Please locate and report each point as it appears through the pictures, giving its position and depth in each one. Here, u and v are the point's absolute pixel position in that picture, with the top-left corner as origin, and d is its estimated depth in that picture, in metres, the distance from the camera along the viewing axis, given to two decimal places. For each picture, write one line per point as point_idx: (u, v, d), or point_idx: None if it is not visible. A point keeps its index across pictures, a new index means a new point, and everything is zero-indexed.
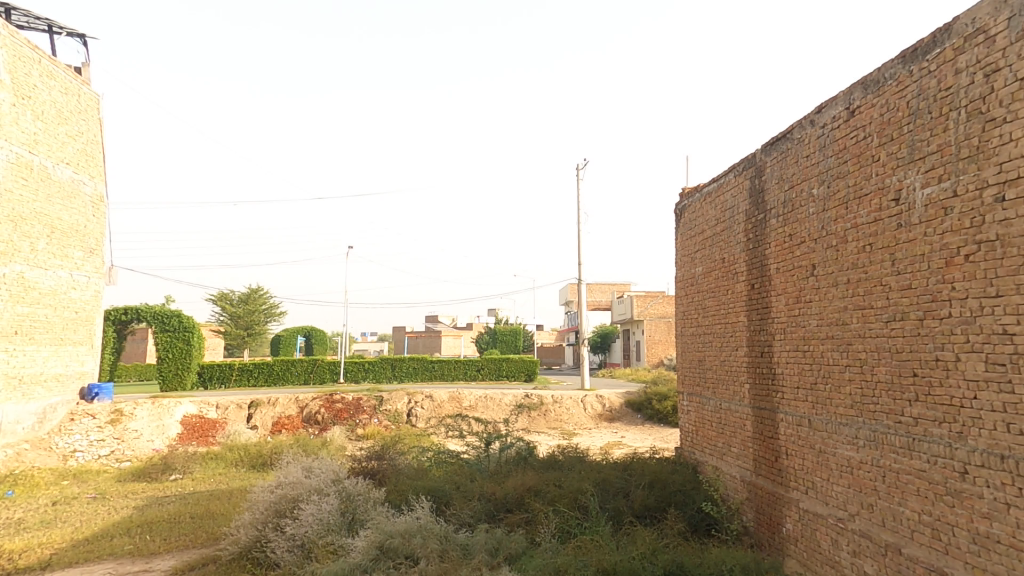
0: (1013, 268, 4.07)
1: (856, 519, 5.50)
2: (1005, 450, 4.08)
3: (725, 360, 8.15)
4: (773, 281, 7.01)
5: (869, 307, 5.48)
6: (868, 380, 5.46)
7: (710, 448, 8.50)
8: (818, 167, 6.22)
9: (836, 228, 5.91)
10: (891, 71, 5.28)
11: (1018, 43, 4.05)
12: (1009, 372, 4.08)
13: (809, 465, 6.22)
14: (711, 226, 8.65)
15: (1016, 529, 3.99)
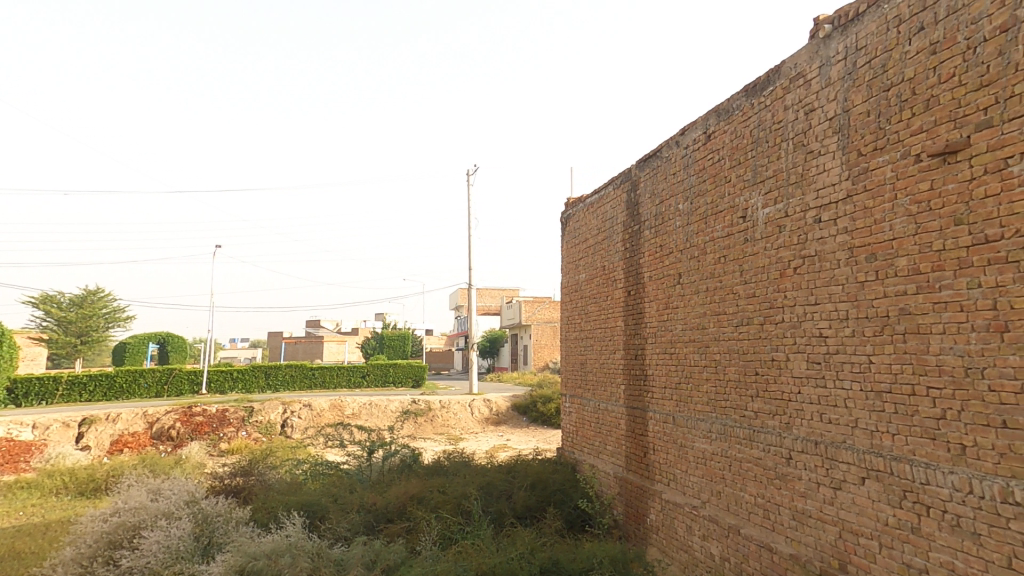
0: (827, 280, 4.88)
1: (707, 505, 6.08)
2: (820, 437, 4.87)
3: (604, 363, 8.59)
4: (646, 288, 7.52)
5: (722, 312, 6.09)
6: (720, 378, 6.06)
7: (588, 447, 8.91)
8: (682, 185, 6.79)
9: (697, 240, 6.49)
10: (737, 102, 5.94)
11: (827, 89, 4.87)
12: (823, 369, 4.88)
13: (671, 459, 6.75)
14: (593, 235, 9.11)
15: (824, 504, 4.78)
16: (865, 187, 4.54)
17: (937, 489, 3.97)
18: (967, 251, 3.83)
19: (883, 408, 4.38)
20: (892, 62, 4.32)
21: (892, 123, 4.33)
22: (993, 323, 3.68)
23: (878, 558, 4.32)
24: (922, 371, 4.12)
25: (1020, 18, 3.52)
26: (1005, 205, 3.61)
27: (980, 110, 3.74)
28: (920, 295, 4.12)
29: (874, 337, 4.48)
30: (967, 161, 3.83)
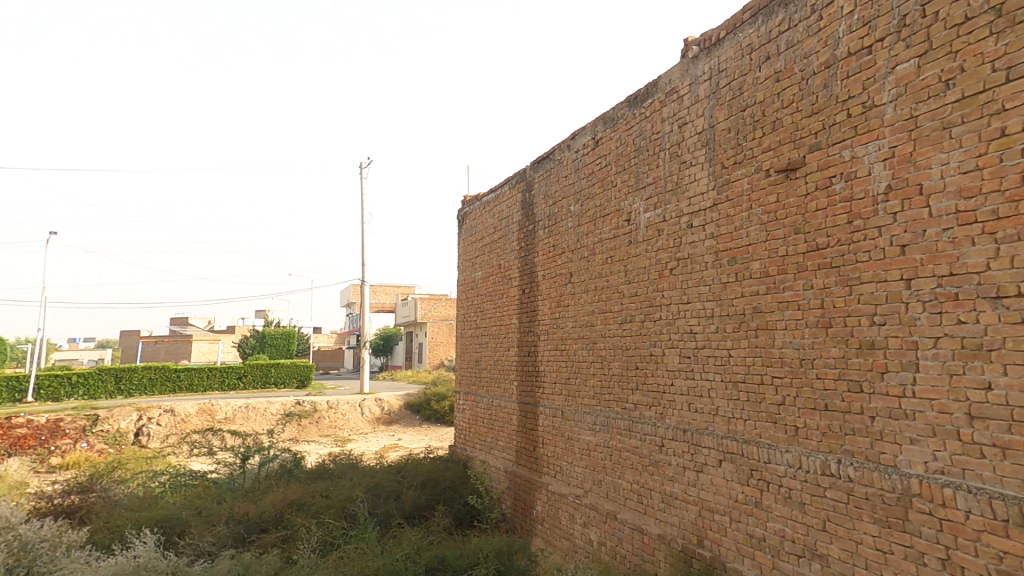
0: (696, 281, 5.32)
1: (589, 494, 6.39)
2: (687, 425, 5.29)
3: (499, 360, 8.70)
4: (540, 287, 7.72)
5: (608, 310, 6.42)
6: (605, 373, 6.39)
7: (480, 444, 8.99)
8: (574, 187, 7.07)
9: (587, 241, 6.78)
10: (621, 111, 6.31)
11: (696, 105, 5.32)
12: (692, 362, 5.31)
13: (559, 451, 7.00)
14: (490, 233, 9.19)
15: (688, 486, 5.20)
16: (727, 197, 5.02)
17: (776, 466, 4.50)
18: (803, 257, 4.44)
19: (738, 397, 4.86)
20: (747, 85, 4.83)
21: (747, 140, 4.83)
22: (821, 320, 4.33)
23: (728, 532, 4.80)
24: (768, 363, 4.66)
25: (838, 57, 4.14)
26: (829, 218, 4.27)
27: (813, 134, 4.34)
28: (769, 295, 4.67)
29: (732, 332, 4.97)
30: (803, 178, 4.43)
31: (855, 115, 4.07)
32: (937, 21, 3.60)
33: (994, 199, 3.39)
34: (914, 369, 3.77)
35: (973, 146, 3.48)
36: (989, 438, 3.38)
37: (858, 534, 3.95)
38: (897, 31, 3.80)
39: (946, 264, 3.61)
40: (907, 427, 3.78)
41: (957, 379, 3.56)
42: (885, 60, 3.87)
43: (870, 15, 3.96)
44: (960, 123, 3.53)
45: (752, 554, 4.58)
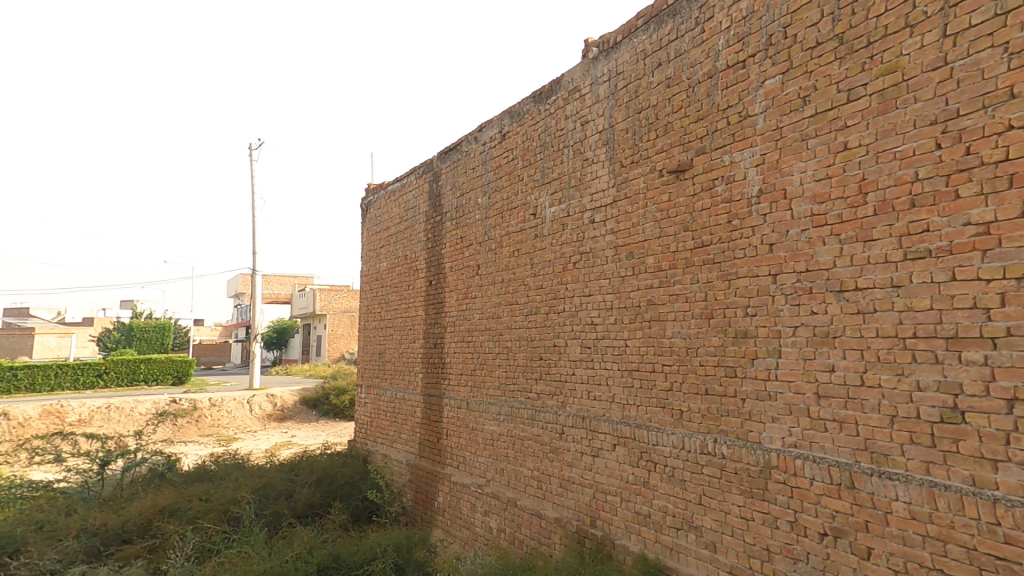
0: (597, 274, 5.53)
1: (491, 483, 6.46)
2: (586, 412, 5.50)
3: (404, 353, 8.50)
4: (447, 278, 7.64)
5: (515, 302, 6.49)
6: (510, 364, 6.47)
7: (381, 437, 8.78)
8: (481, 179, 7.07)
9: (495, 233, 6.81)
10: (527, 106, 6.41)
11: (596, 105, 5.53)
12: (592, 352, 5.52)
13: (462, 442, 7.00)
14: (395, 223, 8.99)
15: (585, 470, 5.41)
16: (626, 195, 5.26)
17: (663, 447, 4.81)
18: (691, 253, 4.77)
19: (632, 384, 5.13)
20: (641, 89, 5.09)
21: (643, 141, 5.09)
22: (704, 311, 4.68)
23: (618, 511, 5.07)
24: (659, 352, 4.96)
25: (719, 68, 4.50)
26: (712, 218, 4.62)
27: (699, 138, 4.67)
28: (661, 289, 4.96)
29: (629, 323, 5.22)
30: (690, 179, 4.75)
31: (733, 124, 4.44)
32: (795, 43, 4.04)
33: (839, 205, 3.90)
34: (777, 355, 4.22)
35: (823, 157, 3.97)
36: (832, 413, 3.90)
37: (728, 505, 4.33)
38: (765, 48, 4.20)
39: (804, 262, 4.08)
40: (770, 407, 4.23)
41: (810, 363, 4.04)
42: (756, 75, 4.27)
43: (742, 33, 4.34)
44: (814, 136, 4.01)
45: (638, 530, 4.88)
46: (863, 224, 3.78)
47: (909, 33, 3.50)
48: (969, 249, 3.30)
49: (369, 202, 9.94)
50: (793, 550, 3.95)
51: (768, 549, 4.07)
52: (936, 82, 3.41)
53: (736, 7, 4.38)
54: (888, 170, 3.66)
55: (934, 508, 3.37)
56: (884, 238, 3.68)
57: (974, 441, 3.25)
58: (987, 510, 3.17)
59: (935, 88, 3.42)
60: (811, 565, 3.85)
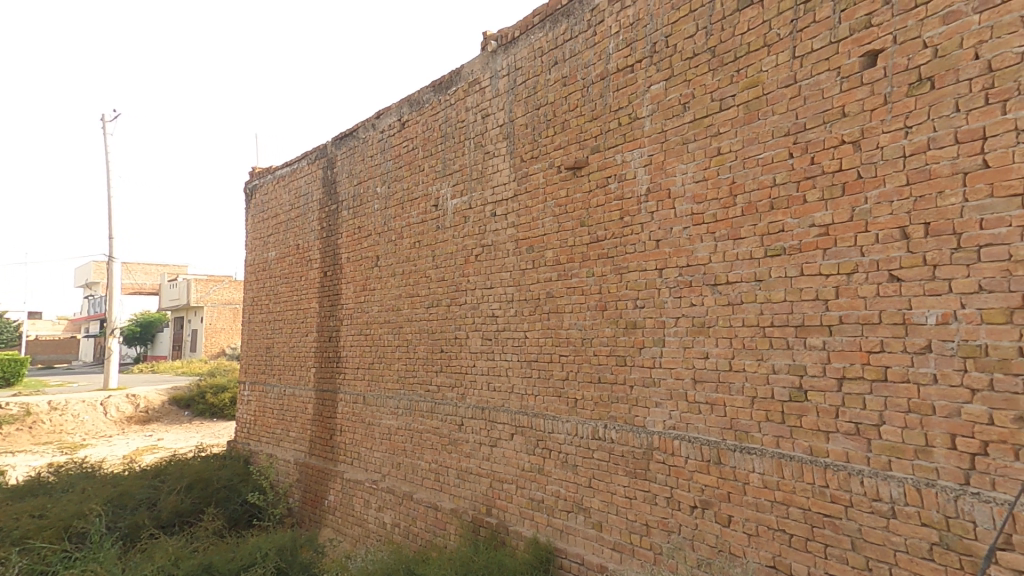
0: (499, 266, 5.59)
1: (387, 477, 6.40)
2: (486, 403, 5.57)
3: (294, 347, 8.11)
4: (344, 269, 7.38)
5: (416, 295, 6.40)
6: (410, 356, 6.39)
7: (268, 436, 8.39)
8: (380, 168, 6.91)
9: (395, 224, 6.67)
10: (426, 96, 6.37)
11: (496, 98, 5.60)
12: (493, 343, 5.60)
13: (358, 438, 6.85)
14: (285, 210, 8.57)
15: (482, 460, 5.49)
16: (526, 189, 5.37)
17: (558, 435, 4.99)
18: (587, 248, 4.97)
19: (531, 374, 5.27)
20: (539, 85, 5.22)
21: (542, 137, 5.22)
22: (598, 303, 4.90)
23: (513, 498, 5.21)
24: (557, 343, 5.13)
25: (610, 71, 4.72)
26: (605, 214, 4.84)
27: (593, 137, 4.87)
28: (559, 282, 5.12)
29: (529, 315, 5.34)
30: (586, 176, 4.94)
31: (623, 124, 4.68)
32: (676, 53, 4.34)
33: (714, 205, 4.25)
34: (661, 344, 4.52)
35: (701, 161, 4.30)
36: (705, 396, 4.25)
37: (614, 486, 4.60)
38: (650, 55, 4.48)
39: (685, 257, 4.40)
40: (653, 393, 4.53)
41: (688, 351, 4.37)
42: (643, 80, 4.53)
43: (630, 39, 4.59)
44: (693, 140, 4.32)
45: (531, 515, 5.05)
46: (732, 223, 4.14)
47: (767, 52, 3.91)
48: (815, 248, 3.74)
49: (258, 186, 9.31)
50: (669, 523, 4.29)
51: (647, 524, 4.37)
52: (788, 98, 3.83)
53: (624, 13, 4.62)
54: (752, 175, 4.04)
55: (780, 477, 3.81)
56: (749, 237, 4.06)
57: (813, 416, 3.71)
58: (820, 475, 3.65)
59: (787, 103, 3.84)
60: (682, 535, 4.20)
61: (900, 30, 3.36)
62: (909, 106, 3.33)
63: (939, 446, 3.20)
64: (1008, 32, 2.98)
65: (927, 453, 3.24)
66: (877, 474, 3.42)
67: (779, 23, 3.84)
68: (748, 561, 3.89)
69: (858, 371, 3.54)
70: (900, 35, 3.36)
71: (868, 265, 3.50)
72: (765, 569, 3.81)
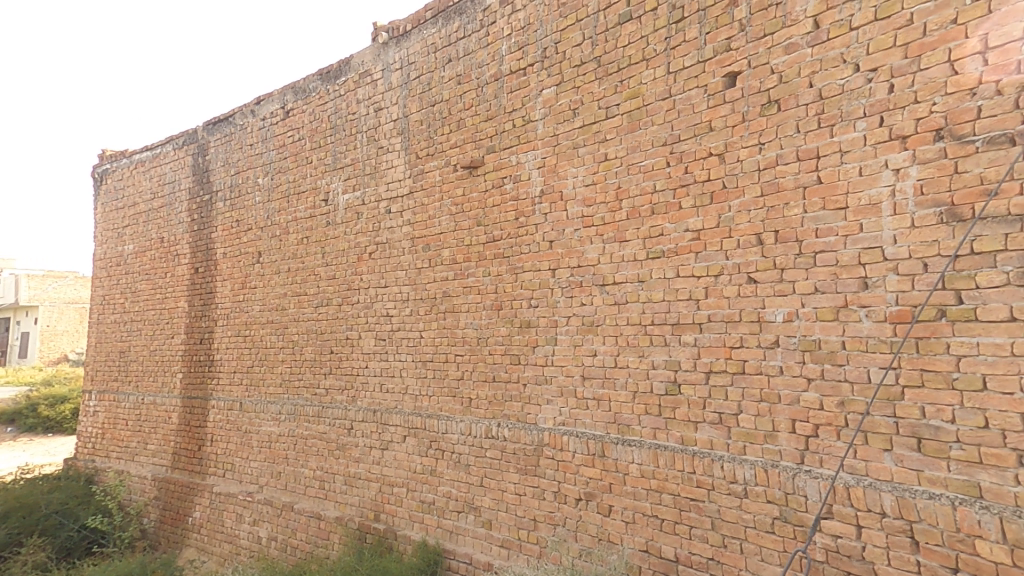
0: (394, 264, 5.45)
1: (264, 489, 6.09)
2: (378, 405, 5.42)
3: (156, 350, 7.43)
4: (219, 265, 6.86)
5: (303, 293, 6.07)
6: (296, 358, 6.06)
7: (118, 452, 7.68)
8: (261, 158, 6.53)
9: (279, 218, 6.31)
10: (312, 84, 6.12)
11: (389, 92, 5.48)
12: (387, 344, 5.44)
13: (232, 447, 6.45)
14: (145, 199, 7.85)
15: (371, 465, 5.36)
16: (422, 187, 5.28)
17: (451, 435, 4.97)
18: (483, 247, 4.98)
19: (426, 374, 5.19)
20: (433, 81, 5.18)
21: (438, 135, 5.17)
22: (495, 303, 4.93)
23: (403, 502, 5.12)
24: (453, 342, 5.09)
25: (503, 72, 4.78)
26: (501, 214, 4.89)
27: (489, 137, 4.90)
28: (455, 281, 5.10)
29: (425, 315, 5.26)
30: (482, 176, 4.95)
31: (517, 126, 4.75)
32: (565, 59, 4.49)
33: (602, 208, 4.43)
34: (554, 343, 4.64)
35: (590, 165, 4.46)
36: (592, 392, 4.42)
37: (505, 483, 4.66)
38: (540, 60, 4.59)
39: (576, 258, 4.55)
40: (545, 390, 4.63)
41: (578, 349, 4.52)
42: (534, 84, 4.64)
43: (521, 42, 4.68)
44: (583, 145, 4.48)
45: (421, 518, 4.99)
46: (619, 227, 4.34)
47: (645, 66, 4.15)
48: (688, 251, 4.02)
49: (115, 170, 8.33)
50: (555, 516, 4.41)
51: (535, 519, 4.47)
52: (665, 110, 4.09)
53: (515, 17, 4.71)
54: (636, 181, 4.26)
55: (655, 466, 4.06)
56: (634, 239, 4.28)
57: (685, 408, 3.99)
58: (688, 462, 3.93)
59: (664, 115, 4.09)
60: (567, 527, 4.35)
61: (752, 56, 3.71)
62: (761, 125, 3.68)
63: (783, 430, 3.57)
64: (833, 66, 3.40)
65: (773, 437, 3.60)
66: (734, 458, 3.75)
67: (655, 39, 4.09)
68: (625, 547, 4.10)
69: (722, 365, 3.85)
70: (753, 60, 3.71)
71: (731, 268, 3.82)
72: (639, 553, 4.04)
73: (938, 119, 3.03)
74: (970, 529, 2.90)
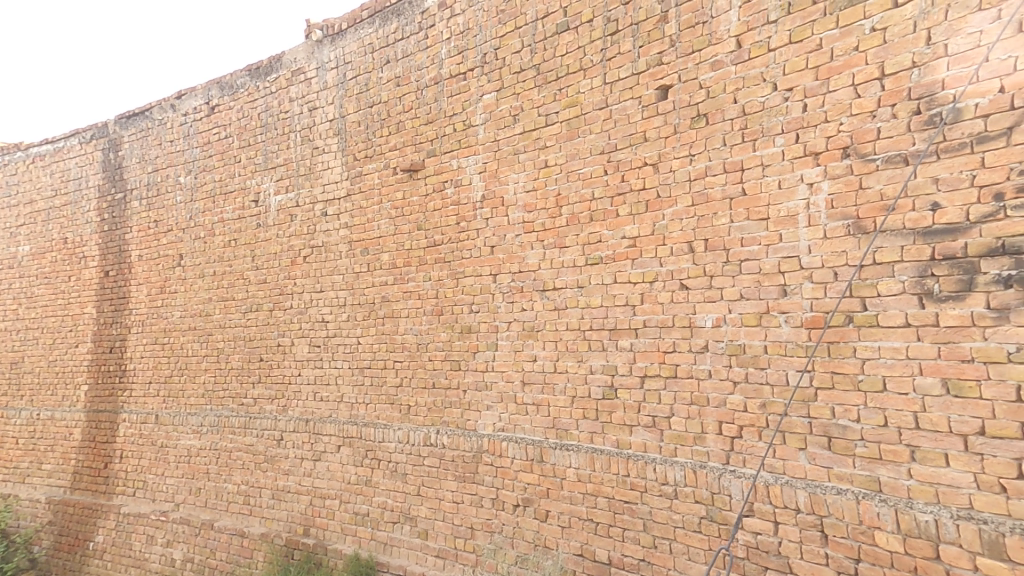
0: (330, 268, 5.28)
1: (180, 507, 5.84)
2: (311, 414, 5.24)
3: (57, 361, 6.95)
4: (133, 269, 6.48)
5: (230, 298, 5.79)
6: (221, 367, 5.78)
7: (9, 472, 7.17)
8: (183, 156, 6.20)
9: (204, 219, 6.00)
10: (240, 80, 5.88)
11: (324, 92, 5.34)
12: (322, 351, 5.26)
13: (145, 463, 6.17)
14: (46, 196, 7.27)
15: (302, 477, 5.19)
16: (360, 189, 5.16)
17: (388, 443, 4.86)
18: (424, 251, 4.91)
19: (363, 382, 5.05)
20: (371, 82, 5.09)
21: (376, 137, 5.07)
22: (435, 308, 4.86)
23: (335, 515, 4.98)
24: (392, 348, 4.98)
25: (443, 76, 4.75)
26: (442, 218, 4.83)
27: (429, 140, 4.84)
28: (395, 285, 4.99)
29: (363, 320, 5.12)
30: (423, 180, 4.89)
31: (458, 130, 4.72)
32: (504, 65, 4.50)
33: (543, 214, 4.45)
34: (495, 348, 4.61)
35: (531, 171, 4.48)
36: (532, 397, 4.42)
37: (442, 492, 4.60)
38: (480, 65, 4.59)
39: (517, 264, 4.55)
40: (485, 396, 4.60)
41: (519, 354, 4.52)
42: (475, 88, 4.63)
43: (461, 46, 4.67)
44: (523, 151, 4.50)
45: (354, 531, 4.86)
46: (559, 233, 4.38)
47: (583, 76, 4.22)
48: (625, 257, 4.10)
49: (8, 162, 7.63)
50: (492, 524, 4.39)
51: (472, 527, 4.44)
52: (602, 119, 4.17)
53: (454, 21, 4.69)
54: (575, 188, 4.31)
55: (592, 470, 4.11)
56: (573, 246, 4.33)
57: (620, 411, 4.06)
58: (623, 465, 4.00)
59: (601, 124, 4.17)
60: (503, 534, 4.33)
61: (682, 71, 3.84)
62: (691, 137, 3.82)
63: (711, 432, 3.69)
64: (754, 84, 3.57)
65: (702, 439, 3.72)
66: (665, 460, 3.85)
67: (591, 50, 4.17)
68: (560, 551, 4.13)
69: (656, 369, 3.95)
70: (683, 75, 3.84)
71: (665, 275, 3.93)
72: (573, 557, 4.08)
73: (845, 138, 3.24)
74: (871, 521, 3.09)
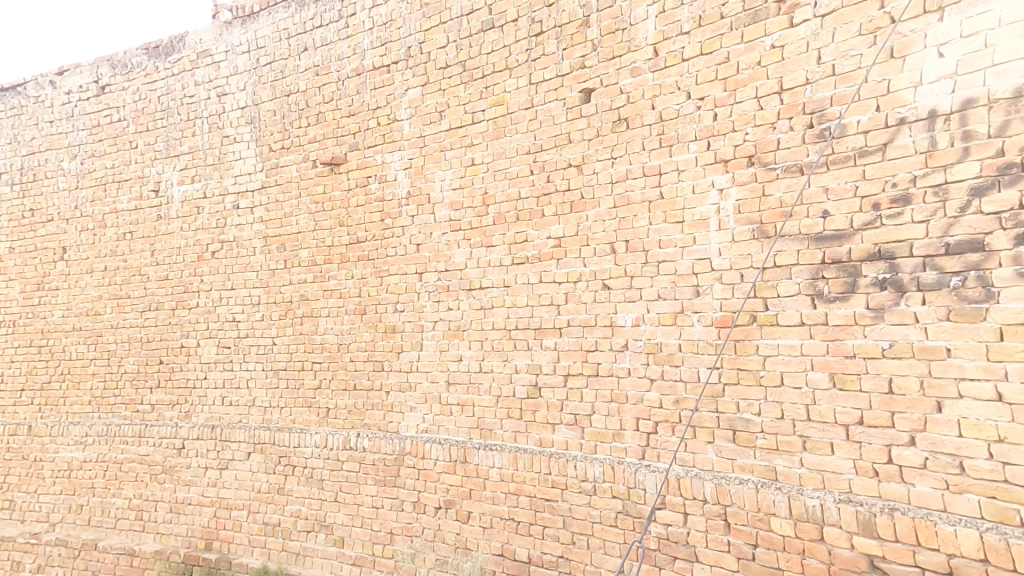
0: (241, 265, 4.97)
1: (56, 527, 5.31)
2: (218, 420, 4.93)
3: None
4: (3, 263, 5.81)
5: (124, 296, 5.32)
6: (112, 371, 5.31)
7: None
8: (67, 139, 5.63)
9: (93, 210, 5.48)
10: (136, 59, 5.42)
11: (234, 77, 5.03)
12: (231, 353, 4.95)
13: (16, 479, 5.58)
14: None
15: (206, 487, 4.87)
16: (276, 181, 4.89)
17: (304, 449, 4.65)
18: (346, 248, 4.72)
19: (276, 385, 4.80)
20: (288, 69, 4.84)
21: (294, 127, 4.83)
22: (357, 307, 4.69)
23: (243, 526, 4.71)
24: (310, 349, 4.76)
25: (366, 68, 4.60)
26: (365, 214, 4.67)
27: (351, 134, 4.67)
28: (315, 283, 4.78)
29: (278, 320, 4.86)
30: (345, 174, 4.70)
31: (381, 124, 4.58)
32: (429, 60, 4.42)
33: (469, 213, 4.40)
34: (419, 348, 4.51)
35: (457, 169, 4.42)
36: (456, 398, 4.36)
37: (361, 497, 4.46)
38: (405, 58, 4.48)
39: (442, 262, 4.47)
40: (409, 397, 4.49)
41: (444, 354, 4.44)
42: (399, 82, 4.51)
43: (384, 38, 4.53)
44: (449, 148, 4.42)
45: (263, 542, 4.62)
46: (485, 231, 4.35)
47: (508, 75, 4.21)
48: (550, 257, 4.13)
49: None
50: (412, 527, 4.30)
51: (391, 532, 4.33)
52: (528, 119, 4.17)
53: (377, 11, 4.55)
54: (502, 187, 4.29)
55: (514, 469, 4.11)
56: (499, 245, 4.31)
57: (544, 410, 4.09)
58: (544, 463, 4.03)
59: (527, 124, 4.18)
60: (423, 538, 4.25)
61: (604, 75, 3.92)
62: (612, 141, 3.90)
63: (628, 428, 3.79)
64: (669, 91, 3.69)
65: (620, 435, 3.81)
66: (585, 457, 3.91)
67: (517, 50, 4.17)
68: (479, 552, 4.10)
69: (579, 367, 4.00)
70: (604, 79, 3.92)
71: (588, 275, 3.99)
72: (493, 558, 4.06)
73: (750, 147, 3.41)
74: (767, 508, 3.27)
